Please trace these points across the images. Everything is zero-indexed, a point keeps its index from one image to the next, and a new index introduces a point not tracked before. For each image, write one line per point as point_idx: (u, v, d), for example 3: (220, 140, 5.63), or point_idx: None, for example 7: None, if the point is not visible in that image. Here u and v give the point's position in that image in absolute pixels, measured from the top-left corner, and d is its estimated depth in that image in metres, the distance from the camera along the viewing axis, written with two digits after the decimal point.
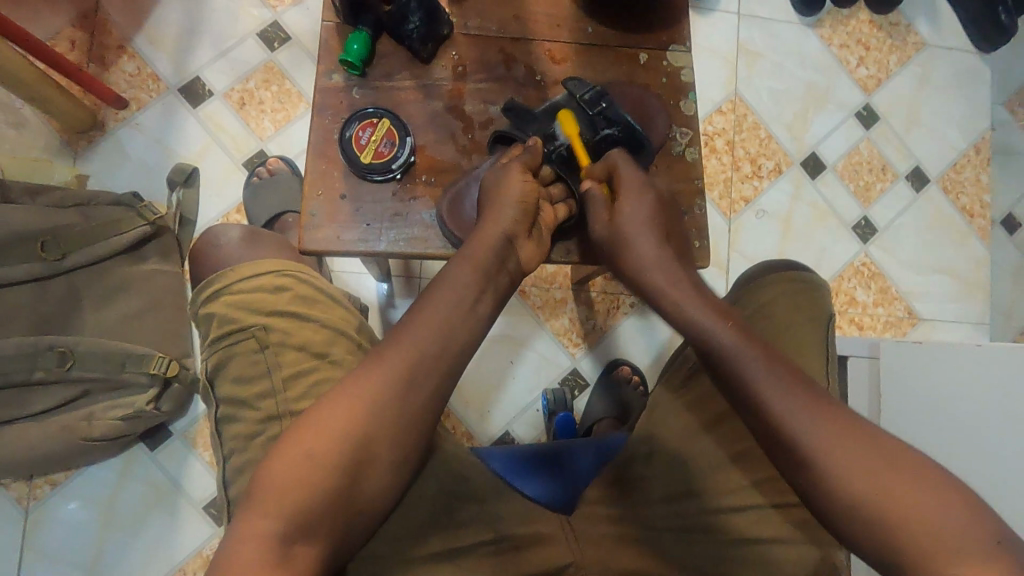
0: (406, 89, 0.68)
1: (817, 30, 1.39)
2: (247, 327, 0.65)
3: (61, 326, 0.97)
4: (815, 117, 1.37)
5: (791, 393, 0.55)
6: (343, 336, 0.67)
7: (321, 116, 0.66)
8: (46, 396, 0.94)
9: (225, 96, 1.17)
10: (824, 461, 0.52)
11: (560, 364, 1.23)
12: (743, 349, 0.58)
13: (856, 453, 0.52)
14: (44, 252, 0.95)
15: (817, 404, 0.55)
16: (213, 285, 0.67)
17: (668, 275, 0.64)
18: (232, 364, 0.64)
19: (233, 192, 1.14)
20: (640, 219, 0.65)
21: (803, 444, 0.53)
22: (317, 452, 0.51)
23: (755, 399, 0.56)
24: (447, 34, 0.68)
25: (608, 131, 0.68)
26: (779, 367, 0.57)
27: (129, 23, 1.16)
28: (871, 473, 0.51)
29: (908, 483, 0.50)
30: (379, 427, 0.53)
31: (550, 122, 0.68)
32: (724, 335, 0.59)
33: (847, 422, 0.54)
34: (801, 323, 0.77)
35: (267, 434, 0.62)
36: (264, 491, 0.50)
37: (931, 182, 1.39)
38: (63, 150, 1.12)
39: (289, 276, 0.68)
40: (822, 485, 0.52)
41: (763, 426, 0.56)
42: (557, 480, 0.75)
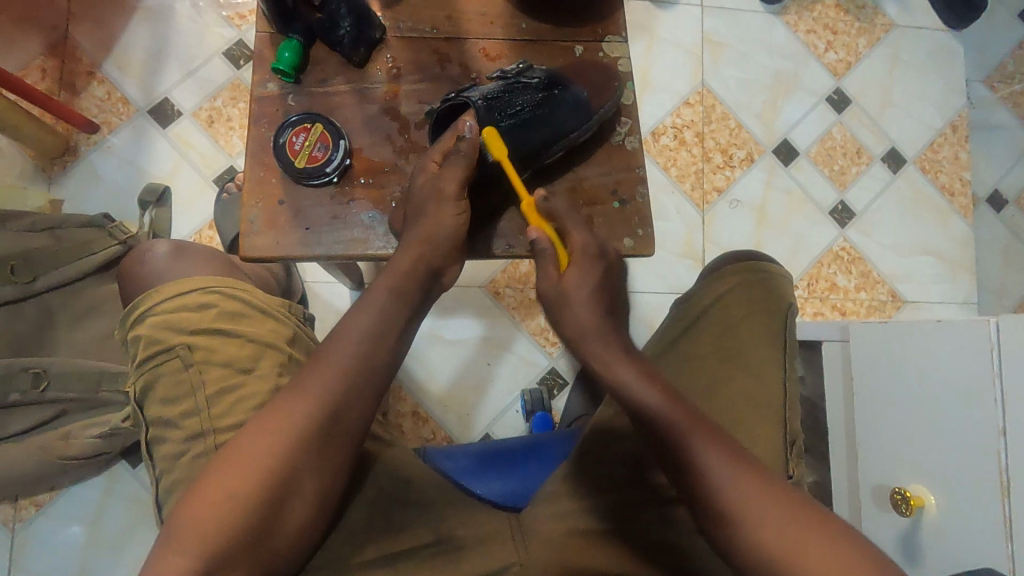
0: (341, 94, 0.68)
1: (783, 17, 1.38)
2: (170, 347, 0.65)
3: (35, 348, 0.98)
4: (785, 104, 1.36)
5: (717, 451, 0.56)
6: (271, 348, 0.67)
7: (258, 125, 0.67)
8: (23, 416, 0.95)
9: (193, 115, 1.19)
10: (744, 512, 0.53)
11: (537, 363, 1.22)
12: (667, 406, 0.59)
13: (769, 510, 0.53)
14: (14, 275, 0.96)
15: (739, 462, 0.56)
16: (139, 307, 0.67)
17: (603, 345, 0.64)
18: (159, 386, 0.64)
19: (204, 209, 1.17)
20: (586, 289, 0.66)
21: (722, 502, 0.54)
22: (237, 488, 0.52)
23: (683, 455, 0.57)
24: (380, 38, 0.69)
25: (533, 78, 0.69)
26: (705, 430, 0.58)
27: (98, 49, 1.19)
28: (783, 529, 0.51)
29: (814, 537, 0.50)
30: (299, 455, 0.54)
31: (535, 95, 0.68)
32: (647, 396, 0.60)
33: (771, 482, 0.55)
34: (757, 315, 0.75)
35: (195, 452, 0.62)
36: (180, 532, 0.50)
37: (908, 163, 1.37)
38: (37, 176, 1.14)
39: (215, 293, 0.68)
40: (737, 543, 0.53)
41: (686, 481, 0.57)
42: (508, 478, 0.75)
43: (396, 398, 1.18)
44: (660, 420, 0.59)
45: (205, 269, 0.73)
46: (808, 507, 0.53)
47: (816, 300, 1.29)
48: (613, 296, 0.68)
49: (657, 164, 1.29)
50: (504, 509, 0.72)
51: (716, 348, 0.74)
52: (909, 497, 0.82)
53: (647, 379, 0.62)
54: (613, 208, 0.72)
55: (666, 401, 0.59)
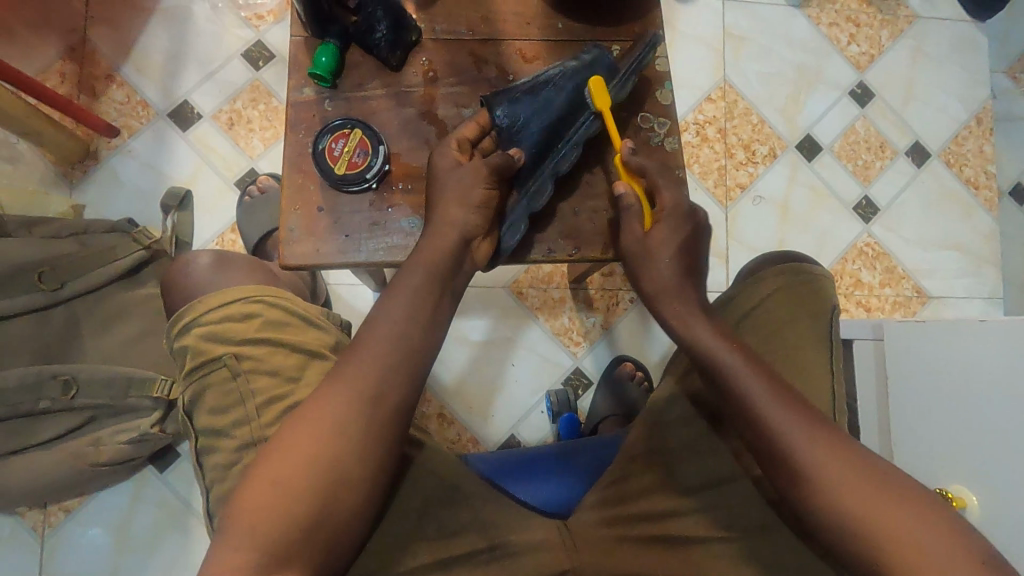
0: (378, 98, 0.67)
1: (805, 10, 1.36)
2: (217, 358, 0.64)
3: (63, 355, 0.97)
4: (808, 98, 1.34)
5: (793, 413, 0.57)
6: (316, 358, 0.67)
7: (294, 131, 0.66)
8: (52, 424, 0.95)
9: (213, 118, 1.18)
10: (820, 473, 0.54)
11: (563, 364, 1.22)
12: (742, 363, 0.60)
13: (853, 474, 0.54)
14: (42, 283, 0.95)
15: (816, 428, 0.56)
16: (183, 319, 0.67)
17: (683, 303, 0.64)
18: (208, 397, 0.64)
19: (227, 212, 1.17)
20: (675, 241, 0.66)
21: (802, 460, 0.55)
22: (285, 477, 0.51)
23: (755, 416, 0.58)
24: (416, 41, 0.68)
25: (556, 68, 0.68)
26: (778, 393, 0.58)
27: (117, 52, 1.18)
28: (864, 497, 0.52)
29: (902, 508, 0.51)
30: (347, 441, 0.53)
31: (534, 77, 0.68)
32: (723, 353, 0.61)
33: (852, 449, 0.55)
34: (808, 319, 0.75)
35: (242, 463, 0.62)
36: (236, 519, 0.50)
37: (932, 157, 1.36)
38: (59, 181, 1.14)
39: (259, 302, 0.67)
40: (819, 503, 0.54)
41: (759, 437, 0.58)
42: (551, 484, 0.75)
43: (422, 400, 1.18)
44: (735, 380, 0.60)
45: (246, 279, 0.73)
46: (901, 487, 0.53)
47: (840, 297, 1.28)
48: (697, 254, 0.67)
49: None
50: (549, 517, 0.72)
51: (764, 350, 0.73)
52: (950, 497, 0.80)
53: (722, 337, 0.62)
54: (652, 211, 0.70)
55: (739, 358, 0.60)
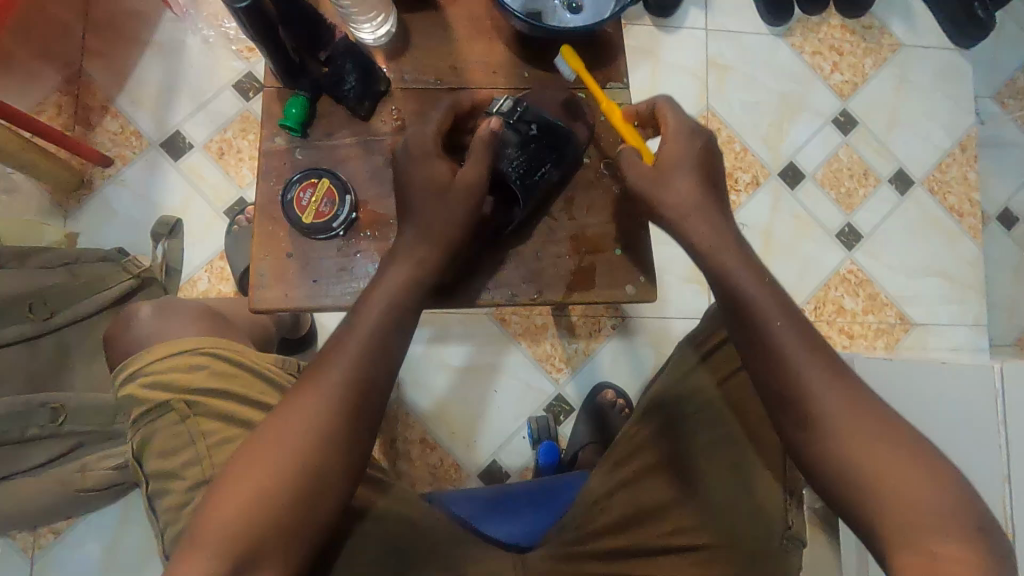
0: (347, 146, 0.69)
1: (789, 39, 1.38)
2: (164, 405, 0.67)
3: (52, 383, 1.00)
4: (791, 126, 1.35)
5: (815, 359, 0.58)
6: (263, 403, 0.69)
7: (266, 179, 0.68)
8: (41, 449, 0.98)
9: (204, 148, 1.21)
10: (831, 418, 0.56)
11: (544, 390, 1.23)
12: (771, 302, 0.61)
13: (866, 428, 0.55)
14: (31, 314, 0.97)
15: (835, 376, 0.58)
16: (134, 366, 0.70)
17: (707, 228, 0.64)
18: (156, 441, 0.67)
19: (216, 240, 1.19)
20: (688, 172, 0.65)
21: (816, 403, 0.57)
22: (261, 477, 0.54)
23: (778, 353, 0.59)
24: (385, 91, 0.70)
25: (529, 128, 0.67)
26: (806, 340, 0.59)
27: (111, 84, 1.21)
28: (876, 457, 0.54)
29: (907, 465, 0.53)
30: (316, 452, 0.55)
31: (520, 159, 0.67)
32: (752, 288, 0.61)
33: (867, 401, 0.57)
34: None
35: (194, 504, 0.64)
36: (211, 518, 0.53)
37: (916, 184, 1.36)
38: (54, 210, 1.17)
39: (205, 353, 0.70)
40: (819, 445, 0.56)
41: (774, 378, 0.59)
42: (518, 520, 0.78)
43: (404, 425, 1.20)
44: (762, 317, 0.60)
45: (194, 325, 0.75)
46: (916, 446, 0.54)
47: (823, 324, 1.29)
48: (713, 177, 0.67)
49: None
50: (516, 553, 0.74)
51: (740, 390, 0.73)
52: None
53: (754, 271, 0.62)
54: (615, 255, 0.71)
55: (770, 296, 0.61)
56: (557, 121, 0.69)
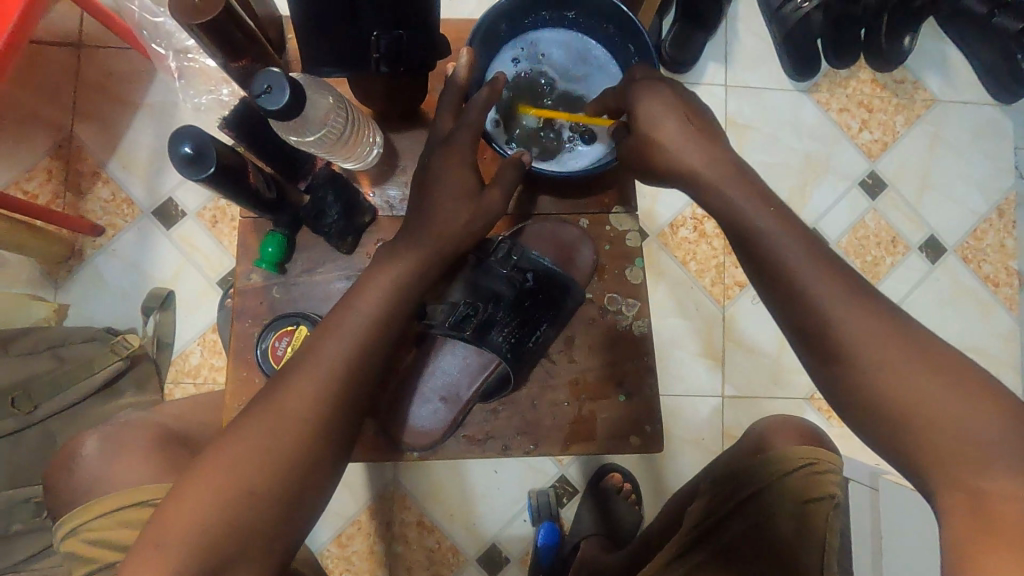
0: (328, 282, 0.64)
1: (814, 95, 1.29)
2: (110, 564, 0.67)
3: (36, 475, 0.97)
4: (814, 189, 1.27)
5: (839, 293, 0.55)
6: None
7: (241, 319, 0.64)
8: (25, 544, 0.93)
9: (197, 216, 1.17)
10: (856, 348, 0.53)
11: (547, 472, 1.18)
12: (787, 241, 0.58)
13: (894, 355, 0.52)
14: (15, 408, 0.94)
15: (856, 299, 0.55)
16: (71, 521, 0.68)
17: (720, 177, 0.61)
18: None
19: (208, 313, 1.16)
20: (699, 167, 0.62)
21: (839, 337, 0.54)
22: (187, 522, 0.49)
23: (795, 285, 0.56)
24: (370, 220, 0.65)
25: (523, 281, 0.64)
26: (825, 270, 0.56)
27: (103, 149, 1.17)
28: (903, 374, 0.52)
29: (941, 391, 0.50)
30: (258, 470, 0.51)
31: (513, 325, 0.63)
32: (761, 217, 0.59)
33: (894, 324, 0.54)
34: (797, 505, 0.73)
35: None
36: (162, 534, 0.49)
37: (948, 252, 1.28)
38: (44, 281, 1.14)
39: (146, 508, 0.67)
40: (852, 378, 0.54)
41: (793, 299, 0.56)
42: None
43: (401, 507, 1.15)
44: (778, 257, 0.57)
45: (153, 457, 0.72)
46: (944, 358, 0.52)
47: None
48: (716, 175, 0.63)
49: (675, 258, 1.23)
50: None
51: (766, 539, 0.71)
52: None
53: (773, 215, 0.59)
54: (618, 402, 0.67)
55: (786, 231, 0.58)
56: (554, 268, 0.66)
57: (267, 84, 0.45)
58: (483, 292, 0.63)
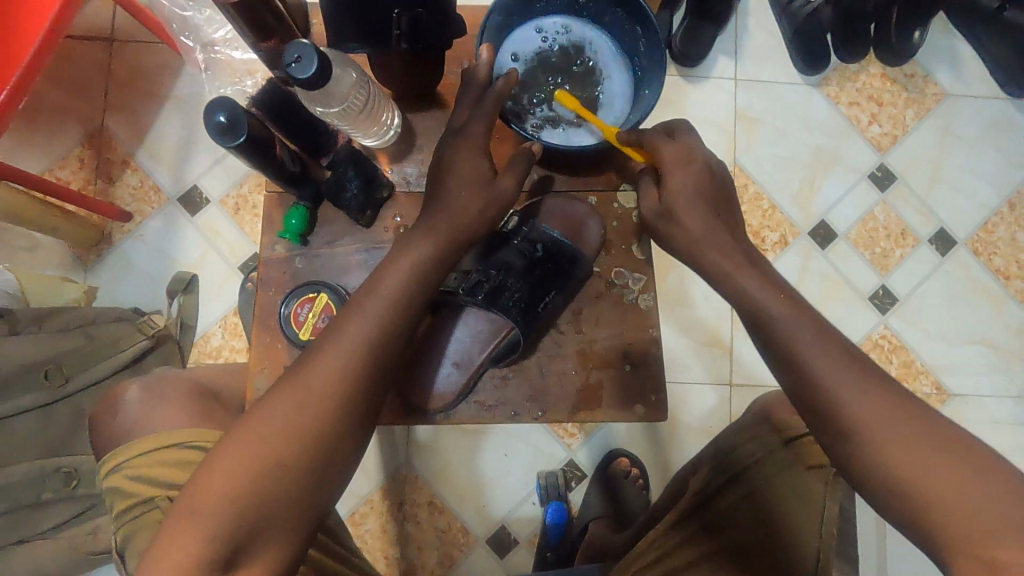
0: (347, 255, 0.68)
1: (824, 89, 1.31)
2: (151, 498, 0.67)
3: (66, 447, 1.01)
4: (824, 182, 1.29)
5: (846, 372, 0.57)
6: None
7: (265, 288, 0.67)
8: (53, 514, 0.99)
9: (220, 203, 1.22)
10: (867, 427, 0.55)
11: (556, 456, 1.20)
12: (792, 320, 0.60)
13: (902, 433, 0.54)
14: (47, 380, 0.99)
15: (862, 376, 0.57)
16: (120, 458, 0.70)
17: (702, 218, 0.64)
18: (138, 538, 0.65)
19: (230, 297, 1.20)
20: (691, 189, 0.64)
21: (850, 416, 0.55)
22: (206, 509, 0.51)
23: (803, 366, 0.58)
24: (388, 195, 0.68)
25: (534, 249, 0.67)
26: (831, 349, 0.58)
27: (132, 139, 1.22)
28: (917, 455, 0.53)
29: (954, 470, 0.51)
30: (270, 462, 0.53)
31: (524, 291, 0.66)
32: (773, 304, 0.61)
33: (901, 404, 0.55)
34: (796, 471, 0.73)
35: None
36: (193, 509, 0.52)
37: (958, 245, 1.28)
38: (74, 265, 1.19)
39: (192, 446, 0.70)
40: (864, 455, 0.55)
41: (804, 380, 0.58)
42: None
43: (413, 487, 1.18)
44: (786, 334, 0.59)
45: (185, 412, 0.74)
46: (939, 426, 0.54)
47: None
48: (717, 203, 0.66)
49: None
50: None
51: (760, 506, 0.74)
52: None
53: (776, 293, 0.62)
54: (624, 371, 0.70)
55: (793, 314, 0.60)
56: (565, 240, 0.69)
57: (297, 54, 0.49)
58: (495, 260, 0.67)
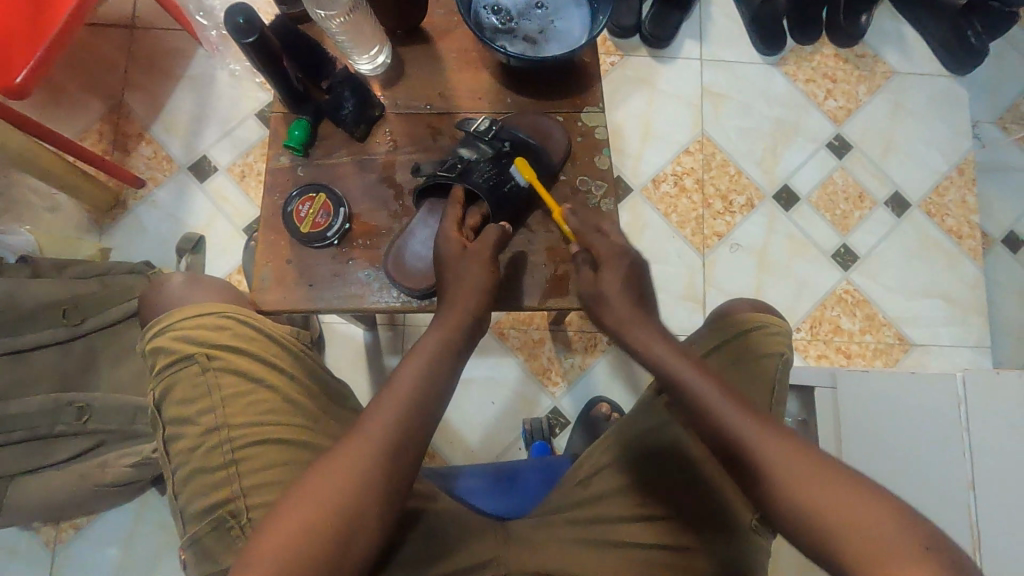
0: (344, 164, 0.77)
1: (782, 68, 1.43)
2: (190, 354, 0.70)
3: (78, 385, 1.07)
4: (785, 150, 1.39)
5: (750, 423, 0.60)
6: (282, 365, 0.73)
7: (271, 194, 0.77)
8: (65, 447, 1.05)
9: (228, 171, 1.32)
10: (780, 477, 0.56)
11: (540, 402, 1.27)
12: (700, 380, 0.63)
13: (807, 477, 0.55)
14: (65, 318, 1.06)
15: (763, 425, 0.60)
16: (162, 320, 0.72)
17: (628, 307, 0.69)
18: (178, 389, 0.70)
19: (235, 256, 1.28)
20: (621, 275, 0.71)
21: (765, 470, 0.57)
22: None
23: (720, 427, 0.61)
24: (380, 115, 0.78)
25: (502, 144, 0.76)
26: (735, 403, 0.62)
27: (148, 114, 1.33)
28: (818, 494, 0.54)
29: (852, 501, 0.53)
30: (296, 542, 0.54)
31: (494, 172, 0.74)
32: (684, 370, 0.65)
33: (798, 446, 0.58)
34: (751, 361, 0.77)
35: (205, 448, 0.69)
36: None
37: (913, 207, 1.38)
38: (91, 227, 1.28)
39: (230, 316, 0.72)
40: (780, 505, 0.56)
41: (722, 445, 0.61)
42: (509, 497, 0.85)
43: None
44: (696, 398, 0.63)
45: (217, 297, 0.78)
46: (830, 462, 0.56)
47: (818, 343, 1.30)
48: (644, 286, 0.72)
49: (657, 210, 1.34)
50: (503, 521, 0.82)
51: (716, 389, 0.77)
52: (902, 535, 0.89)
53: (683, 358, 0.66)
54: None
55: (698, 376, 0.64)
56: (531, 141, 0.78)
57: None
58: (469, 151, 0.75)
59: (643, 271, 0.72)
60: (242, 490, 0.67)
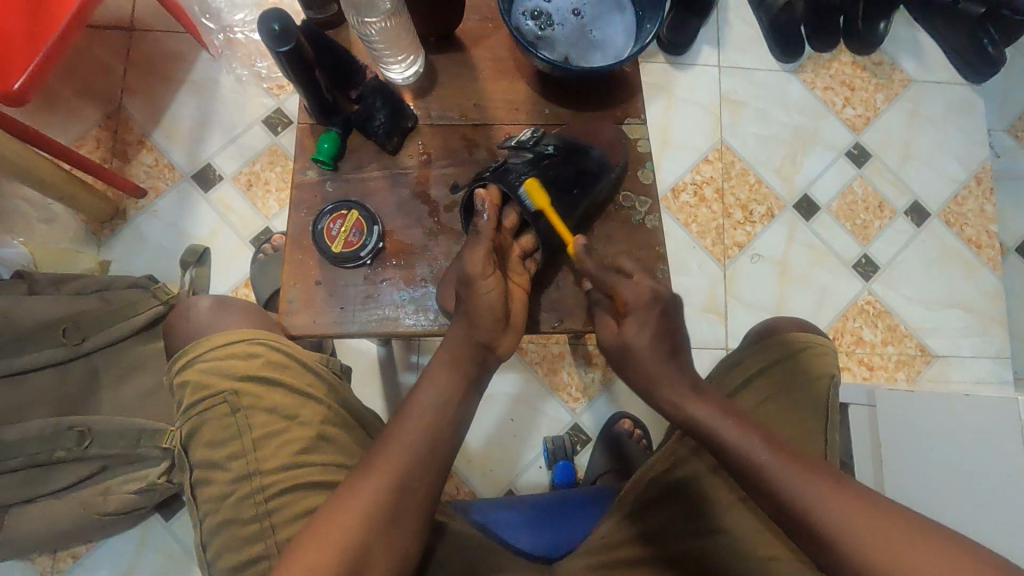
0: (375, 179, 0.73)
1: (800, 75, 1.41)
2: (218, 393, 0.68)
3: (79, 407, 1.01)
4: (805, 158, 1.37)
5: (802, 475, 0.58)
6: (315, 399, 0.70)
7: (298, 211, 0.73)
8: (66, 473, 0.98)
9: (233, 179, 1.26)
10: (841, 533, 0.54)
11: (561, 419, 1.23)
12: (740, 434, 0.62)
13: (866, 529, 0.54)
14: (64, 338, 1.00)
15: (814, 475, 0.58)
16: (187, 354, 0.70)
17: (660, 359, 0.67)
18: (206, 429, 0.68)
19: (241, 268, 1.23)
20: (653, 328, 0.68)
21: (820, 525, 0.55)
22: None
23: (767, 482, 0.59)
24: (412, 126, 0.74)
25: (548, 149, 0.72)
26: (782, 455, 0.60)
27: (149, 120, 1.27)
28: (882, 543, 0.53)
29: (916, 551, 0.52)
30: None
31: (534, 175, 0.70)
32: (722, 425, 0.63)
33: (855, 493, 0.57)
34: (797, 385, 0.75)
35: (237, 494, 0.67)
36: None
37: (932, 217, 1.37)
38: (89, 239, 1.22)
39: (261, 344, 0.70)
40: (843, 560, 0.54)
41: (770, 501, 0.59)
42: (546, 532, 0.81)
43: None
44: (737, 451, 0.61)
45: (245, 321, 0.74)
46: (890, 510, 0.55)
47: (841, 356, 1.28)
48: (677, 338, 0.69)
49: (677, 219, 1.31)
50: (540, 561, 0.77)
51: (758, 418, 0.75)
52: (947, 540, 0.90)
53: (720, 411, 0.64)
54: None
55: (735, 426, 0.63)
56: (580, 145, 0.74)
57: None
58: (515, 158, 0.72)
59: (678, 316, 0.69)
60: (276, 540, 0.65)
